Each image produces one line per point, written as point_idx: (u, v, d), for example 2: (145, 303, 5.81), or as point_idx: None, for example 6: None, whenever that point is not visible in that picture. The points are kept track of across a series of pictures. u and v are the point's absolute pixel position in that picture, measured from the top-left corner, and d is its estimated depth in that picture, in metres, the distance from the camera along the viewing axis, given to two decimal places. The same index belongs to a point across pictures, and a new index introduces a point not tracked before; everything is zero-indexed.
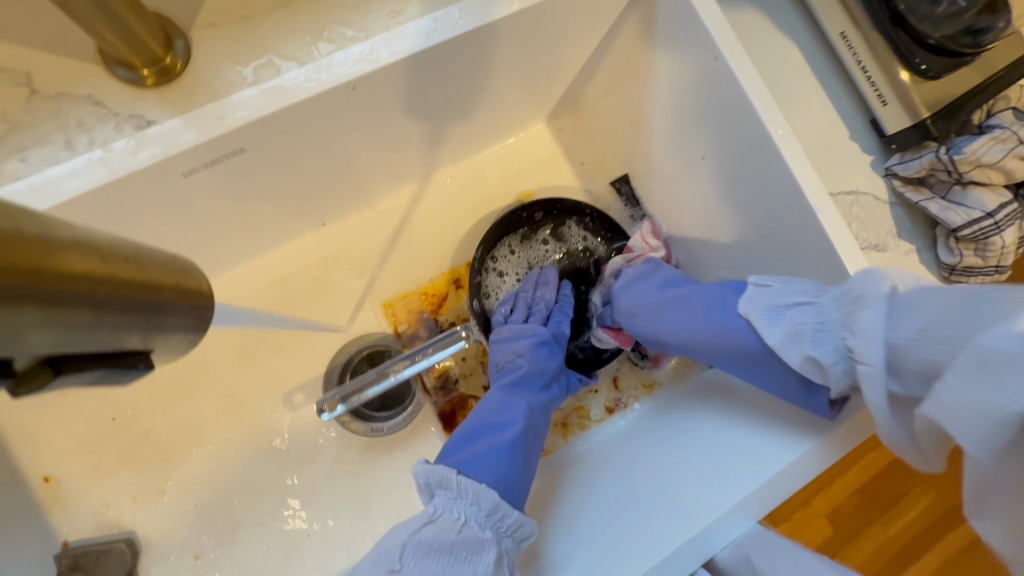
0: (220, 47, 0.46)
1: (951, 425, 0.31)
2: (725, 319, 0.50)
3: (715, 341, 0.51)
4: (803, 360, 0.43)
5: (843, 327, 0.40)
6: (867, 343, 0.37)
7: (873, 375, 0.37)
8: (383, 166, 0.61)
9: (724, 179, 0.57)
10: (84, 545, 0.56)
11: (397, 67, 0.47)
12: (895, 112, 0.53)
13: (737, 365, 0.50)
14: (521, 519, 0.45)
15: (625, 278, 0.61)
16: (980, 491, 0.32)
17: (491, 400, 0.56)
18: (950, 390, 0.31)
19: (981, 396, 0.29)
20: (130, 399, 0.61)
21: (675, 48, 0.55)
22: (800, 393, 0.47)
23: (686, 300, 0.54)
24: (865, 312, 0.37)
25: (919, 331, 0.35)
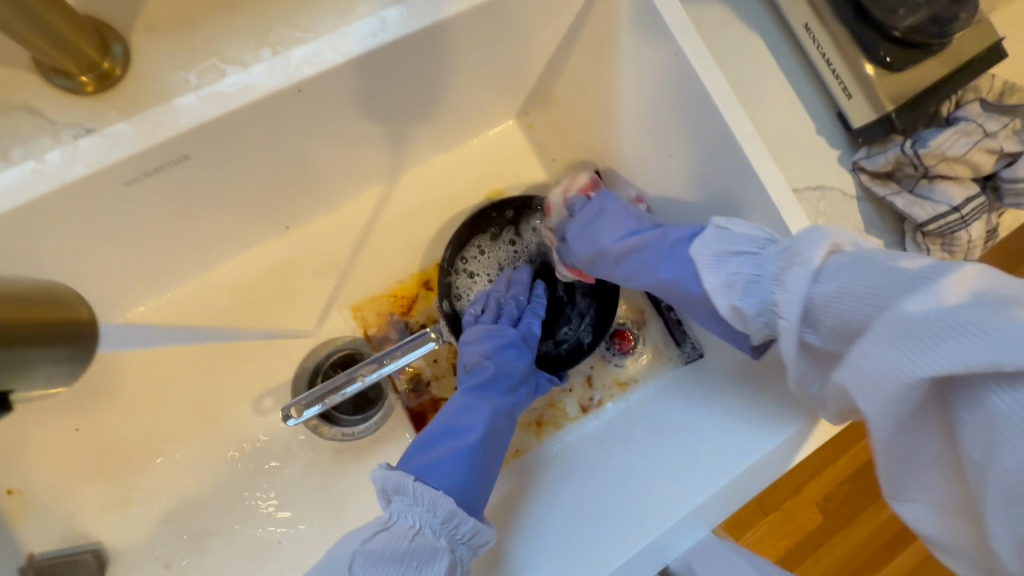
0: (162, 51, 0.44)
1: (857, 383, 0.32)
2: (671, 273, 0.51)
3: (665, 291, 0.53)
4: (731, 308, 0.43)
5: (774, 280, 0.40)
6: (790, 294, 0.37)
7: (790, 330, 0.37)
8: (345, 168, 0.59)
9: (692, 176, 0.56)
10: (51, 558, 0.56)
11: (345, 69, 0.46)
12: (861, 104, 0.52)
13: (685, 303, 0.52)
14: (475, 527, 0.46)
15: (575, 232, 0.61)
16: (911, 468, 0.33)
17: (457, 402, 0.56)
18: (864, 351, 0.31)
19: (889, 357, 0.30)
20: (94, 409, 0.60)
21: (637, 43, 0.54)
22: (730, 333, 0.49)
23: (638, 253, 0.54)
24: (797, 270, 0.37)
25: (842, 291, 0.35)
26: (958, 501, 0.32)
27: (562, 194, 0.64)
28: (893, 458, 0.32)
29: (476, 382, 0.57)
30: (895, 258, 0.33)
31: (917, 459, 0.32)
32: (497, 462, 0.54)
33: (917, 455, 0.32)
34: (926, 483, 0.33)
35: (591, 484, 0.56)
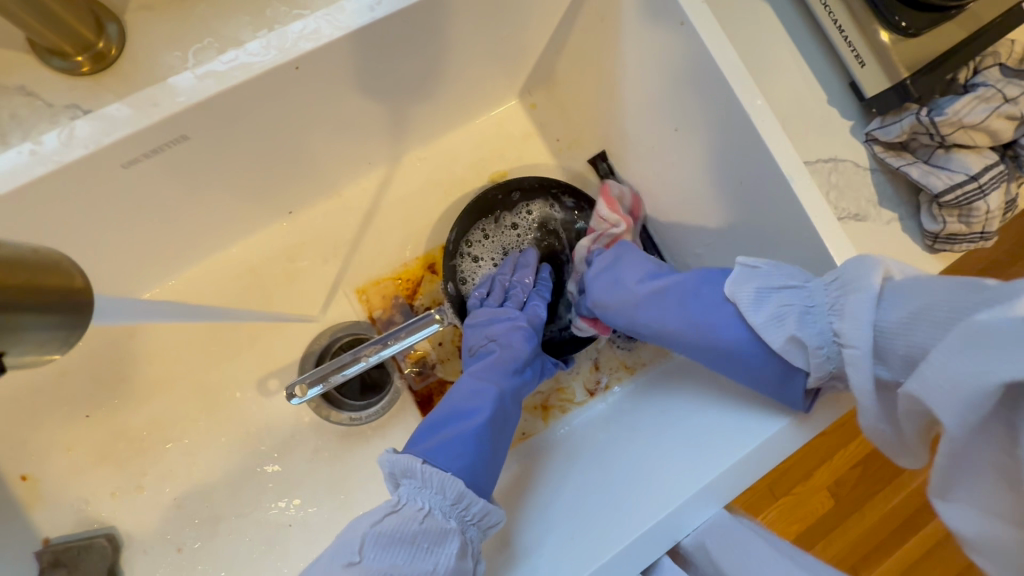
0: (158, 31, 0.44)
1: (928, 400, 0.30)
2: (703, 315, 0.49)
3: (693, 338, 0.49)
4: (787, 340, 0.42)
5: (829, 312, 0.40)
6: (852, 326, 0.36)
7: (860, 359, 0.36)
8: (347, 149, 0.59)
9: (698, 152, 0.55)
10: (66, 541, 0.57)
11: (341, 44, 0.45)
12: (875, 73, 0.51)
13: (717, 361, 0.48)
14: (484, 509, 0.46)
15: (597, 273, 0.58)
16: (961, 478, 0.31)
17: (465, 385, 0.55)
18: (932, 363, 0.30)
19: (959, 370, 0.29)
20: (104, 396, 0.61)
21: (641, 14, 0.53)
22: (772, 382, 0.46)
23: (660, 296, 0.52)
24: (852, 298, 0.37)
25: (910, 315, 0.34)
26: (1015, 509, 0.30)
27: (589, 244, 0.63)
28: (950, 466, 0.31)
29: (482, 364, 0.56)
30: (955, 276, 0.33)
31: (975, 465, 0.31)
32: (503, 443, 0.53)
33: (972, 463, 0.31)
34: (980, 494, 0.31)
35: (597, 469, 0.55)
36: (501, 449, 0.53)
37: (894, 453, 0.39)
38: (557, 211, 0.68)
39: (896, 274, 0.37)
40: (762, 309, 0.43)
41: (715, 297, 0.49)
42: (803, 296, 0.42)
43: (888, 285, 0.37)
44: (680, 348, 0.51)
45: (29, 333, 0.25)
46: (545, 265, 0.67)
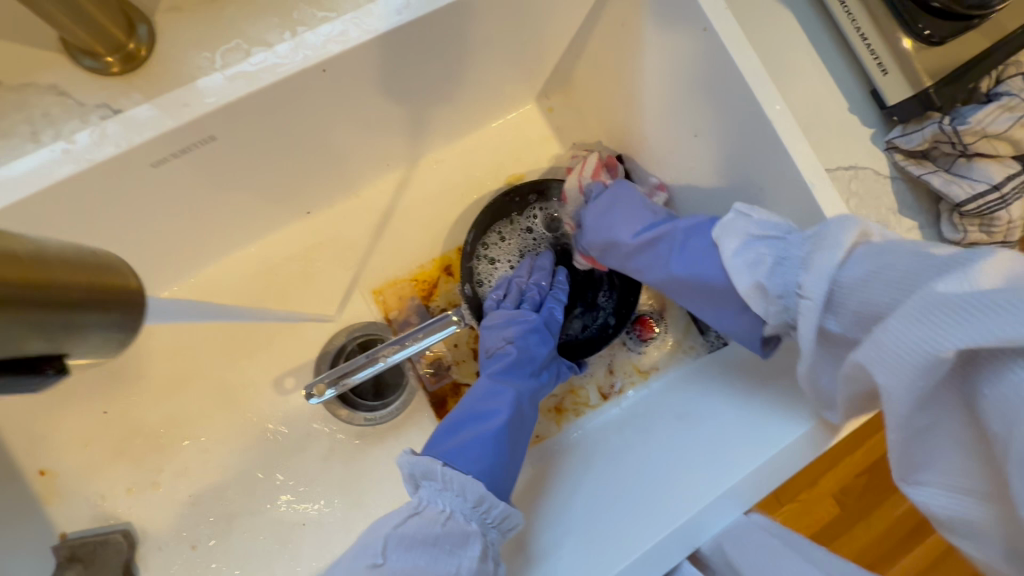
0: (187, 32, 0.44)
1: (875, 359, 0.31)
2: (684, 269, 0.49)
3: (675, 286, 0.51)
4: (753, 286, 0.42)
5: (801, 263, 0.39)
6: (814, 279, 0.37)
7: (811, 311, 0.37)
8: (367, 150, 0.59)
9: (718, 158, 0.55)
10: (82, 536, 0.57)
11: (368, 47, 0.45)
12: (897, 81, 0.51)
13: (708, 297, 0.49)
14: (506, 511, 0.46)
15: (592, 219, 0.59)
16: (923, 450, 0.32)
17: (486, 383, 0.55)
18: (888, 329, 0.30)
19: (919, 335, 0.29)
20: (122, 392, 0.61)
21: (664, 20, 0.53)
22: (740, 326, 0.48)
23: (656, 247, 0.53)
24: (823, 259, 0.37)
25: (871, 273, 0.34)
26: (977, 480, 0.31)
27: (577, 180, 0.63)
28: (908, 427, 0.31)
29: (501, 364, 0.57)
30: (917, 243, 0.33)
31: (937, 438, 0.32)
32: (521, 445, 0.53)
33: (931, 431, 0.32)
34: (943, 460, 0.32)
35: (613, 470, 0.55)
36: (520, 450, 0.53)
37: (821, 401, 0.43)
38: None
39: (872, 234, 0.37)
40: (740, 255, 0.43)
41: (698, 249, 0.49)
42: (779, 247, 0.42)
43: (861, 245, 0.37)
44: (672, 294, 0.53)
45: (97, 331, 0.26)
46: (561, 268, 0.66)
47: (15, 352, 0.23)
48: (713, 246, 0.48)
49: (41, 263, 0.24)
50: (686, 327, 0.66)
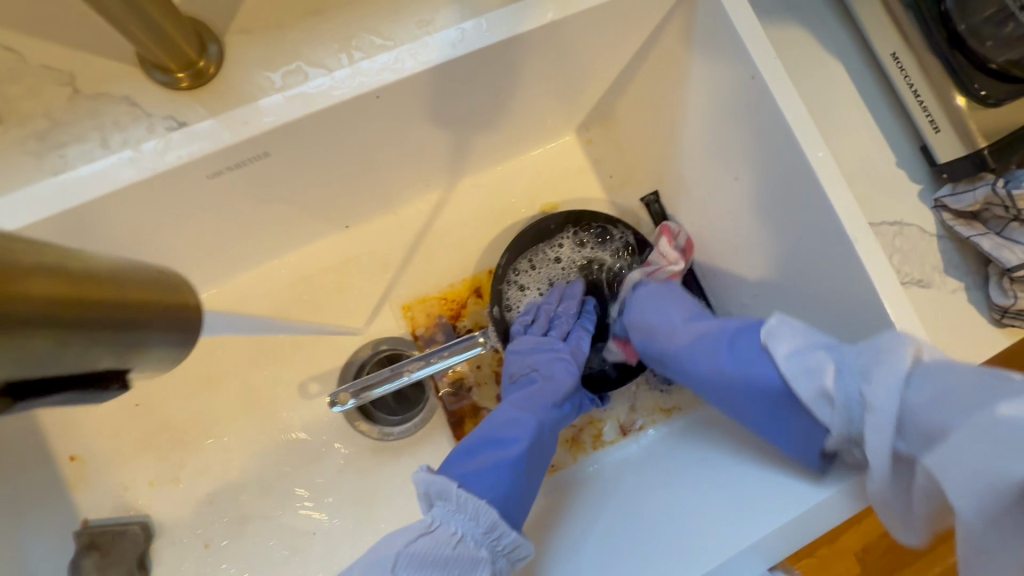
0: (252, 53, 0.46)
1: (950, 480, 0.35)
2: (739, 367, 0.50)
3: (730, 385, 0.51)
4: (817, 392, 0.43)
5: (862, 374, 0.41)
6: (882, 392, 0.38)
7: (884, 424, 0.38)
8: (408, 171, 0.60)
9: (758, 203, 0.55)
10: (104, 524, 0.59)
11: (421, 78, 0.47)
12: (949, 139, 0.50)
13: (749, 399, 0.49)
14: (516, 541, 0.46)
15: (633, 328, 0.61)
16: (977, 556, 0.35)
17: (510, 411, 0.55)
18: (954, 449, 0.35)
19: (987, 462, 0.33)
20: (154, 385, 0.63)
21: (712, 65, 0.53)
22: (796, 437, 0.47)
23: (704, 338, 0.54)
24: (870, 389, 0.39)
25: (937, 396, 0.36)
26: None
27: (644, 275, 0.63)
28: (974, 549, 0.35)
29: (524, 393, 0.57)
30: (980, 366, 0.36)
31: (998, 558, 0.34)
32: (535, 473, 0.53)
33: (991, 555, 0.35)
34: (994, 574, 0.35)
35: (633, 506, 0.54)
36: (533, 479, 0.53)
37: (895, 525, 0.42)
38: (606, 247, 0.68)
39: (924, 354, 0.39)
40: (797, 365, 0.44)
41: (749, 348, 0.50)
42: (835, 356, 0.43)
43: (918, 364, 0.39)
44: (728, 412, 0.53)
45: (162, 349, 0.28)
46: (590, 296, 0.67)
47: (85, 367, 0.24)
48: (761, 348, 0.49)
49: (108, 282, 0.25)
50: None
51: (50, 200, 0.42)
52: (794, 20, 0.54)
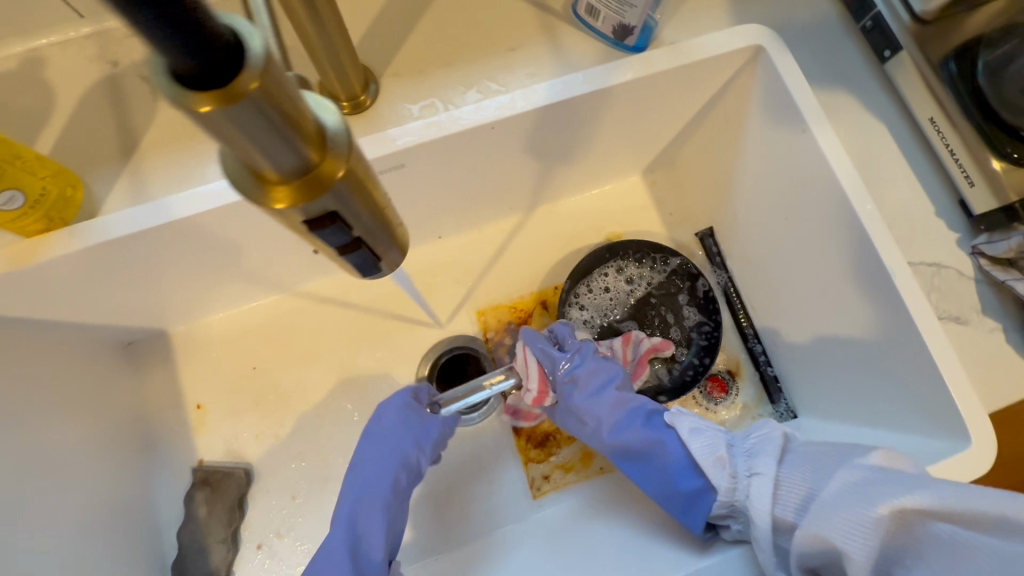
0: (398, 91, 0.60)
1: (825, 530, 0.42)
2: (656, 433, 0.59)
3: (653, 455, 0.58)
4: (714, 459, 0.53)
5: (747, 452, 0.52)
6: (764, 461, 0.49)
7: (767, 475, 0.48)
8: (499, 193, 0.72)
9: (806, 240, 0.63)
10: (215, 465, 0.69)
11: (528, 115, 0.59)
12: (983, 194, 0.56)
13: (666, 469, 0.57)
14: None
15: (568, 418, 0.64)
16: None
17: (366, 473, 0.60)
18: (828, 499, 0.43)
19: (851, 512, 0.41)
20: (266, 355, 0.74)
21: (768, 122, 0.63)
22: (693, 501, 0.54)
23: (632, 413, 0.61)
24: (764, 458, 0.50)
25: (814, 463, 0.47)
26: None
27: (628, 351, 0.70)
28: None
29: (368, 450, 0.62)
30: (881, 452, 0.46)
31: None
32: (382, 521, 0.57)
33: None
34: None
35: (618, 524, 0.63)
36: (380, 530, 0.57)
37: None
38: (660, 275, 0.75)
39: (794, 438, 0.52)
40: (698, 440, 0.54)
41: (649, 430, 0.59)
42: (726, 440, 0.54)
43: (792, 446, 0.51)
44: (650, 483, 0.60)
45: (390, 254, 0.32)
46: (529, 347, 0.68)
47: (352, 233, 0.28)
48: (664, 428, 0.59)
49: (391, 220, 0.30)
50: (757, 397, 0.72)
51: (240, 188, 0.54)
52: (843, 87, 0.62)
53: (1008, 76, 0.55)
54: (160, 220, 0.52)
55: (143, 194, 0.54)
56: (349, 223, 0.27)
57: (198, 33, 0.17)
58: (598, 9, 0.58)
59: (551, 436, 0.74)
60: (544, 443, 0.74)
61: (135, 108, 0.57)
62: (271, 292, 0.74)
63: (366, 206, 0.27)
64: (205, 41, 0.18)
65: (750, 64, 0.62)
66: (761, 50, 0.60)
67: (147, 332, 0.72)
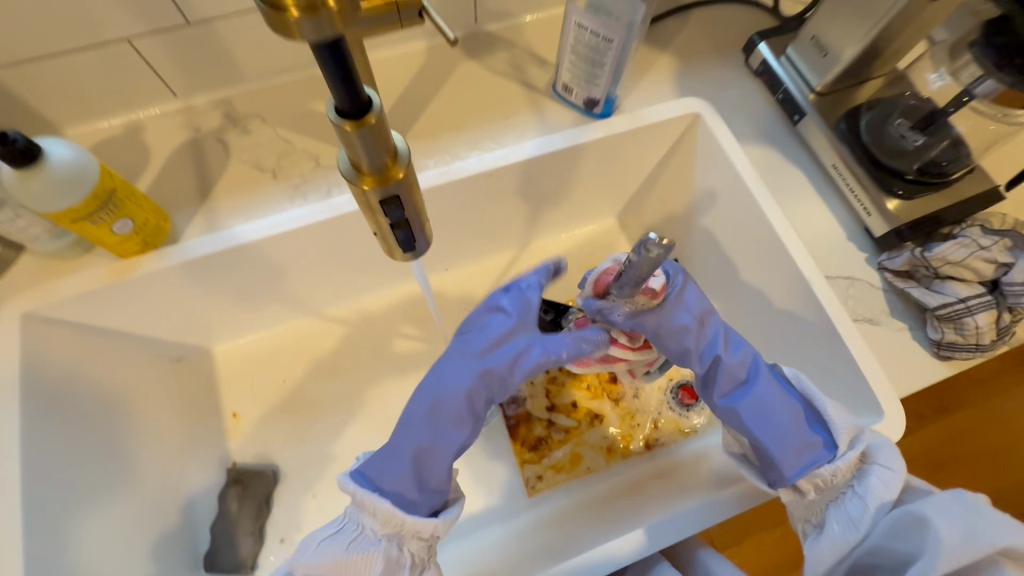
0: (419, 150, 0.77)
1: (935, 524, 0.43)
2: (781, 391, 0.53)
3: (769, 407, 0.52)
4: (847, 430, 0.52)
5: (869, 451, 0.52)
6: (888, 458, 0.51)
7: (894, 478, 0.50)
8: (500, 228, 0.86)
9: (748, 263, 0.77)
10: (246, 466, 0.78)
11: (520, 164, 0.75)
12: (878, 220, 0.70)
13: (783, 423, 0.51)
14: (387, 513, 0.48)
15: (678, 321, 0.52)
16: None
17: (447, 388, 0.51)
18: (942, 509, 0.44)
19: (959, 522, 0.43)
20: (294, 369, 0.83)
21: (710, 170, 0.78)
22: (805, 454, 0.51)
23: (757, 366, 0.54)
24: (887, 458, 0.51)
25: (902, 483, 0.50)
26: None
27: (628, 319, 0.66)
28: None
29: (457, 357, 0.53)
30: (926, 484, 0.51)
31: None
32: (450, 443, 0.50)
33: None
34: None
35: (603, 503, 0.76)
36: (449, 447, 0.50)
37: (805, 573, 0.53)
38: None
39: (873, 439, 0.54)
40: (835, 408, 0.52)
41: (772, 384, 0.53)
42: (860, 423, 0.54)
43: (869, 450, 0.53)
44: (746, 418, 0.52)
45: (423, 243, 0.40)
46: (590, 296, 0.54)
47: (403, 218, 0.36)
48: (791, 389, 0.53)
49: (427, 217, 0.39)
50: None
51: (292, 222, 0.68)
52: (766, 143, 0.79)
53: (888, 132, 0.71)
54: (230, 245, 0.67)
55: (216, 225, 0.69)
56: (406, 208, 0.36)
57: (353, 82, 0.26)
58: (572, 87, 0.76)
59: (543, 440, 0.83)
60: (538, 446, 0.83)
61: (212, 162, 0.73)
62: (302, 315, 0.85)
63: (415, 203, 0.36)
64: (357, 92, 0.27)
65: (692, 126, 0.78)
66: (699, 116, 0.77)
67: (191, 348, 0.81)
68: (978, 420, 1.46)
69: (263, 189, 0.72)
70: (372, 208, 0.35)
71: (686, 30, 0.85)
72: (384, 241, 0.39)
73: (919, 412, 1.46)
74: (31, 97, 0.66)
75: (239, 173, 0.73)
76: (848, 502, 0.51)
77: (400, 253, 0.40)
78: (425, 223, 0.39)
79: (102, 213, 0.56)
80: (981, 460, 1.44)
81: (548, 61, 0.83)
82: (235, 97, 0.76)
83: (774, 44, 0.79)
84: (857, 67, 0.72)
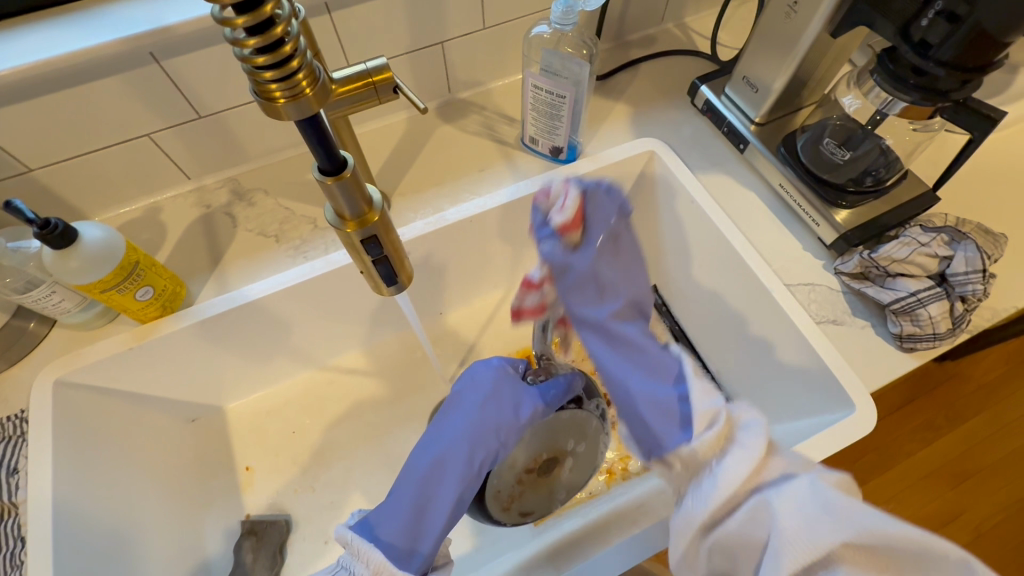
0: (407, 205, 0.85)
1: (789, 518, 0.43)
2: (648, 362, 0.53)
3: (634, 374, 0.52)
4: (705, 412, 0.48)
5: (732, 434, 0.48)
6: (753, 438, 0.47)
7: (748, 456, 0.46)
8: (486, 269, 0.93)
9: (715, 278, 0.82)
10: (259, 518, 0.80)
11: (496, 210, 0.83)
12: (825, 229, 0.77)
13: (646, 392, 0.51)
14: (380, 561, 0.49)
15: (579, 275, 0.52)
16: None
17: (448, 448, 0.60)
18: (797, 502, 0.43)
19: (810, 516, 0.42)
20: (302, 419, 0.88)
21: (668, 200, 0.86)
22: (662, 427, 0.49)
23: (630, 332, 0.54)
24: (750, 438, 0.47)
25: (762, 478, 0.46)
26: None
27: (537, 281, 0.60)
28: None
29: (454, 416, 0.64)
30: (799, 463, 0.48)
31: None
32: (445, 497, 0.57)
33: None
34: None
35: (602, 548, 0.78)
36: (447, 496, 0.57)
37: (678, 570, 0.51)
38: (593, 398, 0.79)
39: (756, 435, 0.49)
40: (704, 389, 0.50)
41: (641, 358, 0.53)
42: (742, 415, 0.49)
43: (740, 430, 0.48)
44: (626, 376, 0.52)
45: (405, 276, 0.46)
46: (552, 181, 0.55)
47: (384, 255, 0.43)
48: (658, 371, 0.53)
49: (404, 253, 0.45)
50: None
51: (298, 277, 0.76)
52: (718, 171, 0.87)
53: (819, 150, 0.78)
54: (239, 302, 0.73)
55: (226, 289, 0.77)
56: (384, 246, 0.42)
57: (328, 144, 0.33)
58: (537, 138, 0.86)
59: None
60: None
61: (221, 233, 0.81)
62: (309, 367, 0.91)
63: (393, 240, 0.43)
64: (333, 152, 0.34)
65: (649, 162, 0.87)
66: (654, 153, 0.85)
67: (205, 409, 0.86)
68: (996, 424, 1.44)
69: (268, 252, 0.80)
70: (357, 248, 0.42)
71: (636, 82, 0.96)
72: (371, 278, 0.46)
73: (933, 423, 1.45)
74: (64, 190, 0.75)
75: (248, 241, 0.81)
76: (704, 480, 0.47)
77: (385, 288, 0.47)
78: (403, 260, 0.46)
79: (126, 282, 0.64)
80: (1009, 466, 1.40)
81: (516, 118, 0.93)
82: (241, 175, 0.86)
83: (714, 85, 0.90)
84: (787, 97, 0.81)
